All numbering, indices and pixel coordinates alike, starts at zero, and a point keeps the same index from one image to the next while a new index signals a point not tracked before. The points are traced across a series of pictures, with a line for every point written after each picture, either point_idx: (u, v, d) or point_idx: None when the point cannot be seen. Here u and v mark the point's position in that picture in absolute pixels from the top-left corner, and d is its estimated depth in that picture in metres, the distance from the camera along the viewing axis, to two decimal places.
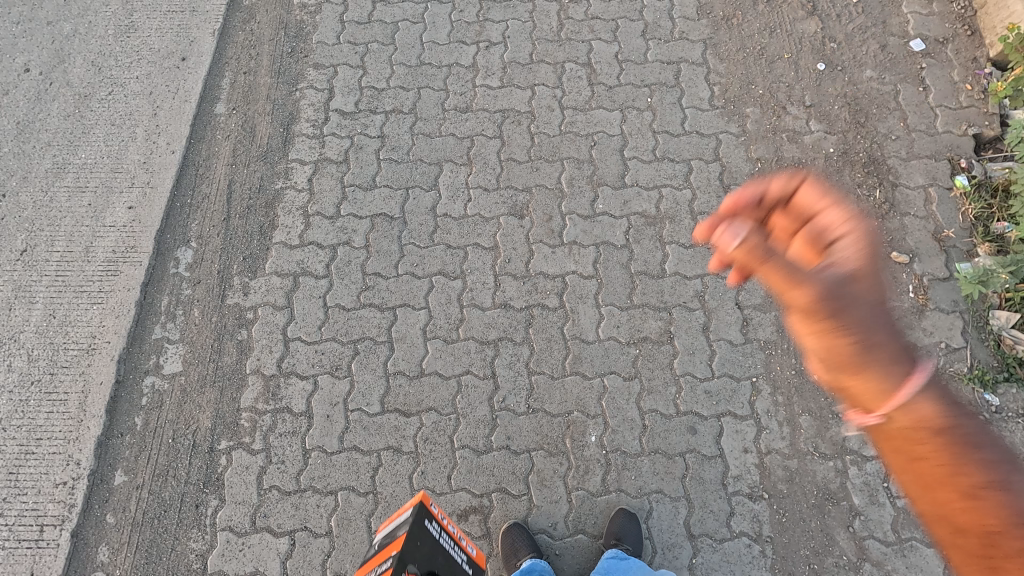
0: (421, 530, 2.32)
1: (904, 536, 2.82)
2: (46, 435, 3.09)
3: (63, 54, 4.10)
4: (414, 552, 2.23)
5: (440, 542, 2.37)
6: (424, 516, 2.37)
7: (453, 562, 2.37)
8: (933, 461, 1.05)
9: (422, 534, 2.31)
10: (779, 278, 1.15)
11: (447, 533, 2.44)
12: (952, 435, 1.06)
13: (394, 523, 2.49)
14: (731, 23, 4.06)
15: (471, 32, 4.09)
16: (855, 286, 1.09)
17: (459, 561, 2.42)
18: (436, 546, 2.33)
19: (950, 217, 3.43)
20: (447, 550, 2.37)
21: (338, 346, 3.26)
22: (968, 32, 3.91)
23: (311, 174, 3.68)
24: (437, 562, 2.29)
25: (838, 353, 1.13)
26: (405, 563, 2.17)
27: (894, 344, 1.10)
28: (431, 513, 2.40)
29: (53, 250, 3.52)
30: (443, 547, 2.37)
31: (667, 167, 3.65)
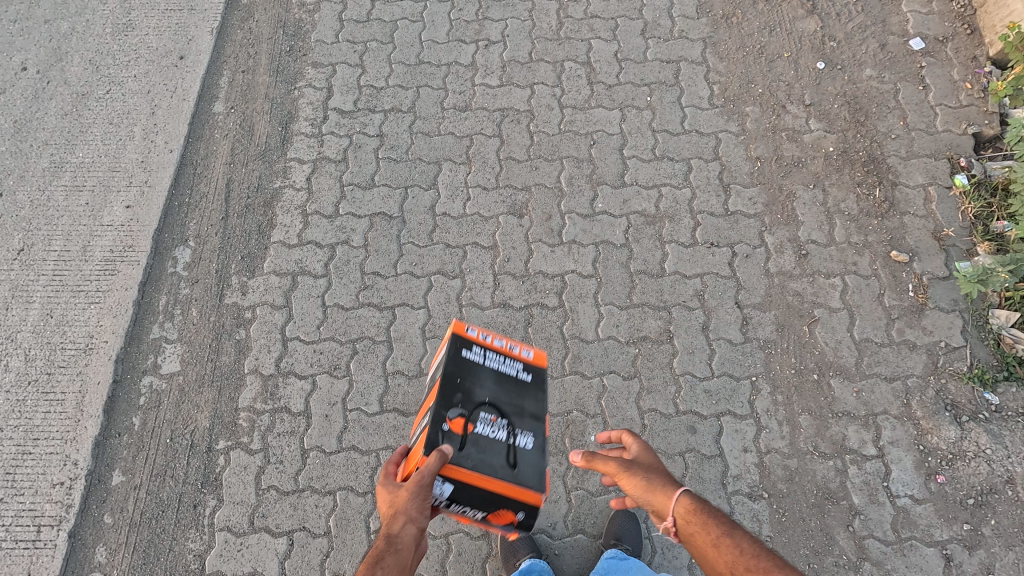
0: (458, 363, 2.12)
1: (904, 536, 2.82)
2: (43, 435, 3.08)
3: (60, 53, 4.09)
4: (453, 392, 2.08)
5: (486, 364, 2.16)
6: (460, 343, 2.16)
7: (504, 379, 2.16)
8: (705, 542, 1.91)
9: (457, 365, 2.12)
10: (615, 468, 2.10)
11: (495, 350, 2.20)
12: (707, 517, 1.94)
13: (439, 360, 2.31)
14: (731, 22, 4.05)
15: (470, 31, 4.08)
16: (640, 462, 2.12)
17: (518, 373, 2.20)
18: (481, 369, 2.15)
19: (949, 216, 3.43)
20: (499, 370, 2.17)
21: (337, 345, 3.25)
22: (968, 31, 3.90)
23: (310, 172, 3.67)
24: (485, 391, 2.12)
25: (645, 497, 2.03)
26: (447, 407, 2.06)
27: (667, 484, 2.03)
28: (467, 341, 2.17)
29: (50, 250, 3.50)
30: (492, 370, 2.16)
31: (667, 166, 3.64)
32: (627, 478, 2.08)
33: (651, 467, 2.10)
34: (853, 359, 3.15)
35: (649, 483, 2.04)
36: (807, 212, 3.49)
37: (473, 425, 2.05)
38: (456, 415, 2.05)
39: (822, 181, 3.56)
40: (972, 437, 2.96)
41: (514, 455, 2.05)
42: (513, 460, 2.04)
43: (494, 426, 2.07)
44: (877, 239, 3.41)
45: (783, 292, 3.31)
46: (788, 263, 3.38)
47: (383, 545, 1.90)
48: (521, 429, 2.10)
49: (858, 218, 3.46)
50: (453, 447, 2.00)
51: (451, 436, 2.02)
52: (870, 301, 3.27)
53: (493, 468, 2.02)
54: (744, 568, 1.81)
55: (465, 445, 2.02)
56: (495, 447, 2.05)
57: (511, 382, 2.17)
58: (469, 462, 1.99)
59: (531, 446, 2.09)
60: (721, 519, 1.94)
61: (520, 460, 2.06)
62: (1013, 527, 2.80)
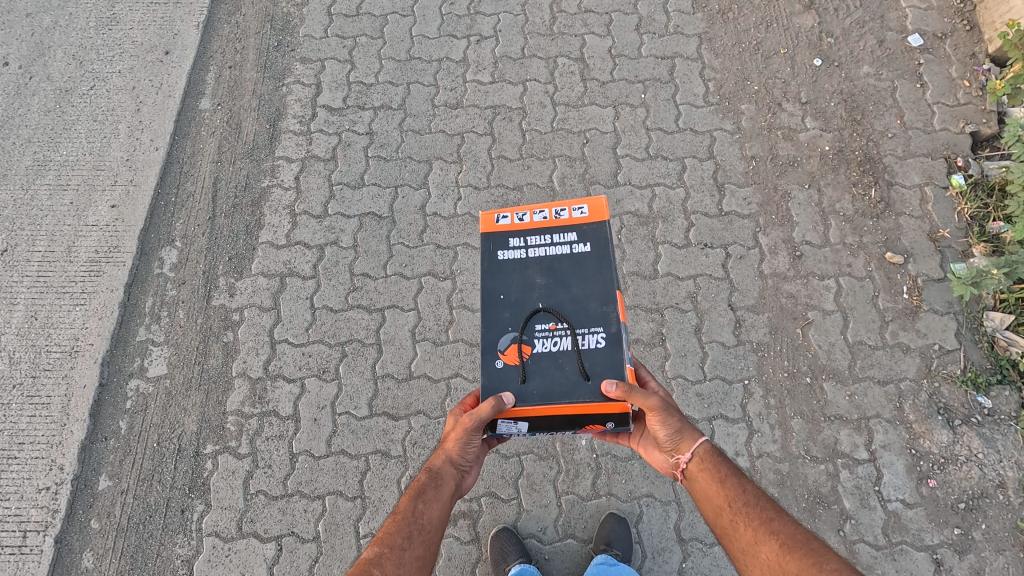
0: (499, 262, 2.06)
1: (895, 540, 2.81)
2: (28, 439, 3.05)
3: (43, 48, 4.00)
4: (501, 308, 2.01)
5: (533, 251, 2.06)
6: (498, 241, 2.08)
7: (554, 262, 2.04)
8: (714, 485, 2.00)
9: (498, 280, 2.03)
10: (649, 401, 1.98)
11: (539, 233, 2.08)
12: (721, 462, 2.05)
13: None
14: (728, 17, 3.97)
15: (462, 26, 4.00)
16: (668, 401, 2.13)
17: (572, 251, 2.05)
18: (527, 264, 2.05)
19: (945, 216, 3.39)
20: (551, 259, 2.05)
21: (326, 348, 3.21)
22: (967, 27, 3.83)
23: (298, 171, 3.61)
24: (537, 299, 2.02)
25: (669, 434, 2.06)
26: (501, 337, 1.98)
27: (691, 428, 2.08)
28: (508, 234, 2.08)
29: (34, 250, 3.44)
30: (540, 260, 2.06)
31: (661, 165, 3.59)
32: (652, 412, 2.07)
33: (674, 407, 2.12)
34: (847, 361, 3.13)
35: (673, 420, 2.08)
36: (802, 212, 3.45)
37: (531, 346, 1.96)
38: (511, 340, 1.97)
39: (817, 181, 3.51)
40: (965, 441, 2.94)
41: (584, 363, 1.92)
42: (584, 367, 1.92)
43: (553, 335, 1.96)
44: (872, 240, 3.37)
45: (777, 294, 3.28)
46: (782, 264, 3.34)
47: (426, 479, 2.02)
48: (586, 330, 1.96)
49: (854, 219, 3.42)
50: (517, 380, 1.92)
51: (510, 369, 1.94)
52: (864, 303, 3.24)
53: (565, 385, 1.91)
54: (744, 503, 1.95)
55: (528, 374, 1.93)
56: (563, 360, 1.94)
57: (569, 266, 2.04)
58: (538, 388, 1.91)
59: (602, 342, 1.94)
60: (732, 467, 2.05)
61: (591, 365, 1.92)
62: (1004, 531, 2.80)
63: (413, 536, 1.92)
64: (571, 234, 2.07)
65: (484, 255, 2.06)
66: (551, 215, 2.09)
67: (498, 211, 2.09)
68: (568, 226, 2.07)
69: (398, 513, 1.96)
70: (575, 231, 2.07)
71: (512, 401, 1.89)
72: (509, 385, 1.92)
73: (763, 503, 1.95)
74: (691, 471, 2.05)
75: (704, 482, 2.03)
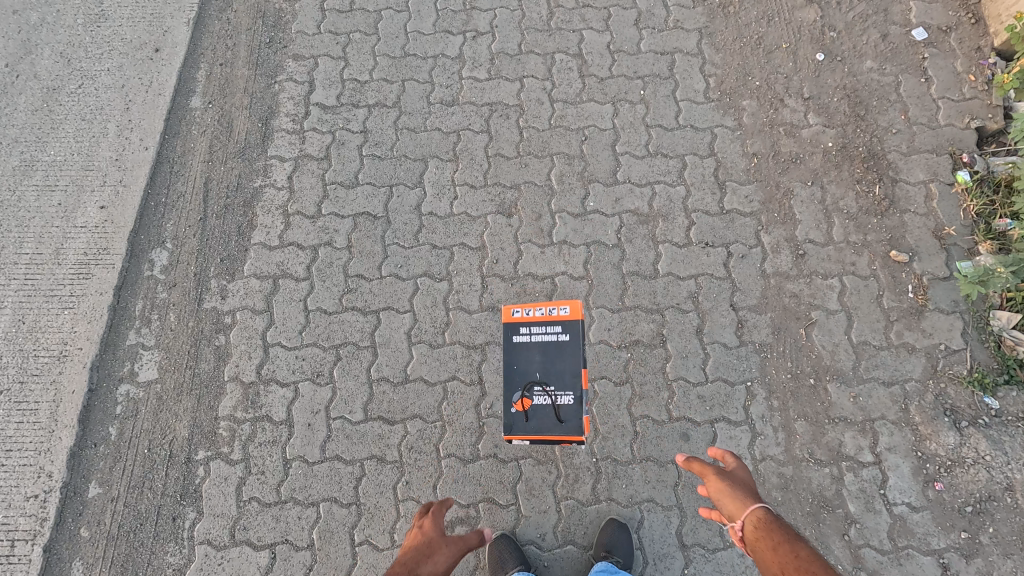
0: (509, 339, 2.60)
1: (901, 545, 2.76)
2: (16, 446, 2.98)
3: (30, 45, 3.91)
4: (512, 370, 2.59)
5: (534, 336, 2.59)
6: (513, 324, 2.63)
7: (548, 345, 2.57)
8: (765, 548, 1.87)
9: (512, 350, 2.59)
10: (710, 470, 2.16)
11: (536, 324, 2.59)
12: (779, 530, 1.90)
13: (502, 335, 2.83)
14: (729, 11, 3.89)
15: (457, 22, 3.92)
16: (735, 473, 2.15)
17: (555, 341, 2.57)
18: (530, 345, 2.59)
19: (951, 214, 3.33)
20: (542, 346, 2.57)
21: (320, 351, 3.15)
22: (972, 20, 3.76)
23: (291, 171, 3.54)
24: (536, 368, 2.57)
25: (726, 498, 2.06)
26: (507, 392, 2.58)
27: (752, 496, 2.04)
28: (513, 325, 2.61)
29: (22, 253, 3.37)
30: (539, 342, 2.59)
31: (661, 163, 3.52)
32: (716, 481, 2.12)
33: (744, 482, 2.12)
34: (851, 362, 3.07)
35: (733, 487, 2.08)
36: (805, 210, 3.38)
37: (531, 400, 2.54)
38: (521, 391, 2.56)
39: (820, 178, 3.45)
40: (972, 443, 2.89)
41: (560, 413, 2.52)
42: (560, 416, 2.53)
43: (548, 392, 2.54)
44: (876, 238, 3.31)
45: (780, 294, 3.21)
46: (785, 263, 3.28)
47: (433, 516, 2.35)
48: (562, 390, 2.53)
49: (857, 217, 3.36)
50: (520, 415, 2.53)
51: (516, 408, 2.54)
52: (868, 303, 3.18)
53: (547, 423, 2.53)
54: (796, 569, 1.76)
55: (528, 413, 2.53)
56: (548, 411, 2.54)
57: (551, 353, 2.56)
58: (533, 423, 2.53)
59: (573, 402, 2.52)
60: (788, 532, 1.90)
61: (567, 413, 2.52)
62: (1012, 534, 2.75)
63: (420, 561, 2.16)
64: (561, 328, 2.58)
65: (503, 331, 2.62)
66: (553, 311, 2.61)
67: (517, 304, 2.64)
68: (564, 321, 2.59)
69: (409, 545, 2.26)
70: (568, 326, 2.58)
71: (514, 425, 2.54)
72: (513, 417, 2.54)
73: (816, 570, 1.74)
74: (747, 538, 1.94)
75: (760, 550, 1.89)
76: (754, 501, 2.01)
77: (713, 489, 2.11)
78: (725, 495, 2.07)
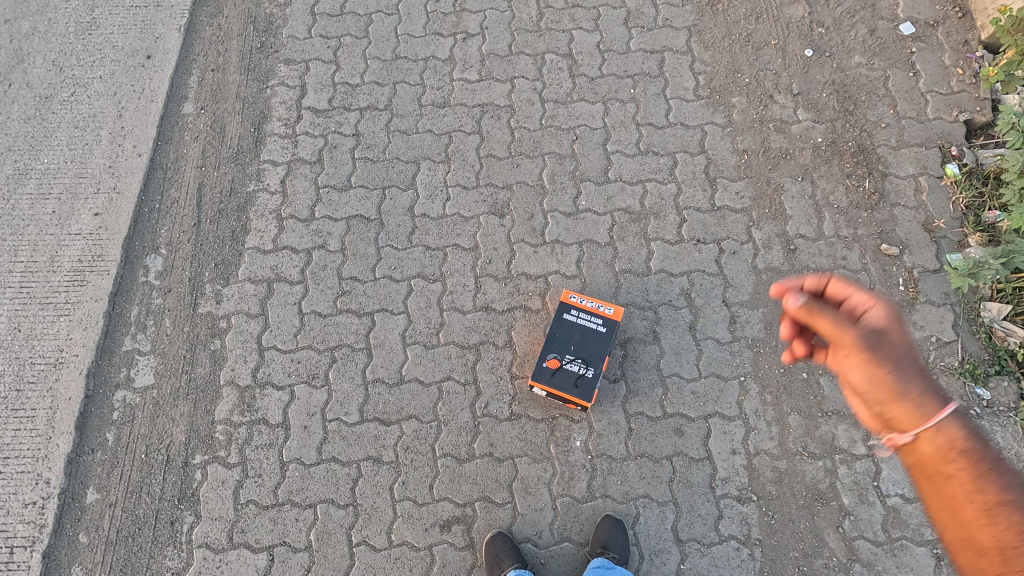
0: (557, 320, 3.00)
1: (894, 536, 2.79)
2: (14, 454, 2.99)
3: (22, 54, 3.93)
4: (552, 338, 2.97)
5: (576, 323, 2.98)
6: (565, 307, 3.02)
7: (587, 331, 2.96)
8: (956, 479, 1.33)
9: (556, 324, 2.98)
10: (849, 338, 1.49)
11: (585, 311, 3.00)
12: (971, 462, 1.33)
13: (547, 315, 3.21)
14: (717, 9, 3.91)
15: (448, 24, 3.94)
16: (884, 334, 1.46)
17: (595, 330, 2.97)
18: (573, 325, 2.98)
19: (941, 207, 3.35)
20: (583, 329, 2.97)
21: (315, 353, 3.16)
22: (959, 14, 3.78)
23: (284, 175, 3.55)
24: (572, 341, 2.95)
25: (879, 388, 1.44)
26: (544, 350, 2.96)
27: (924, 388, 1.41)
28: (566, 305, 3.02)
29: (16, 260, 3.38)
30: (582, 326, 2.98)
31: (652, 161, 3.54)
32: (852, 350, 1.48)
33: (910, 357, 1.44)
34: None
35: (897, 375, 1.43)
36: (796, 206, 3.40)
37: (561, 363, 2.91)
38: (554, 354, 2.93)
39: (810, 173, 3.47)
40: None
41: (580, 380, 2.89)
42: (579, 384, 2.88)
43: (576, 361, 2.92)
44: (867, 232, 3.33)
45: (772, 288, 3.23)
46: (776, 258, 3.30)
47: None
48: (587, 363, 2.91)
49: (847, 211, 3.38)
50: (547, 371, 2.91)
51: (545, 365, 2.92)
52: None
53: (566, 385, 2.89)
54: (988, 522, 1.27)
55: (553, 373, 2.91)
56: (571, 375, 2.91)
57: (588, 338, 2.95)
58: (555, 381, 2.90)
59: (593, 374, 2.89)
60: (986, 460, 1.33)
61: (584, 382, 2.89)
62: None
63: None
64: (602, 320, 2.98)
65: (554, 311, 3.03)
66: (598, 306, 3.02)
67: (573, 292, 3.06)
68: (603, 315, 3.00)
69: None
70: (606, 320, 2.98)
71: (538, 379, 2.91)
72: (540, 371, 2.92)
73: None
74: (909, 451, 1.40)
75: (929, 474, 1.37)
76: (937, 403, 1.38)
77: (845, 359, 1.50)
78: (874, 380, 1.45)
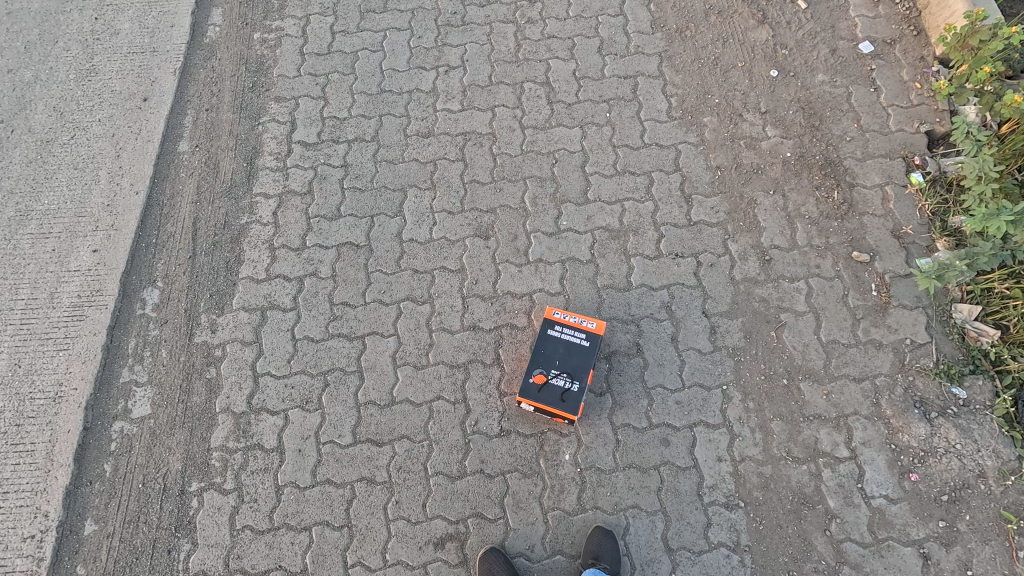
0: (542, 335, 3.09)
1: (881, 537, 2.84)
2: (13, 489, 3.04)
3: (24, 102, 4.10)
4: (538, 356, 3.05)
5: (561, 337, 3.07)
6: (549, 324, 3.11)
7: (571, 346, 3.05)
8: None
9: (542, 341, 3.07)
10: None
11: (568, 327, 3.09)
12: None
13: (534, 331, 3.30)
14: (685, 35, 4.12)
15: (430, 58, 4.13)
16: None
17: (579, 344, 3.05)
18: (557, 342, 3.06)
19: (908, 214, 3.49)
20: (567, 344, 3.06)
21: (309, 378, 3.24)
22: (914, 32, 3.99)
23: (276, 207, 3.69)
24: (556, 357, 3.04)
25: None
26: (530, 366, 3.04)
27: None
28: (550, 321, 3.11)
29: (17, 299, 3.49)
30: (565, 341, 3.07)
31: (629, 181, 3.68)
32: None
33: None
34: (822, 361, 3.18)
35: None
36: (769, 218, 3.54)
37: (547, 378, 2.99)
38: (540, 370, 3.02)
39: (781, 187, 3.61)
40: (943, 432, 2.98)
41: (566, 394, 2.96)
42: (565, 398, 2.96)
43: (560, 377, 3.00)
44: (838, 240, 3.45)
45: (749, 298, 3.34)
46: (752, 269, 3.41)
47: None
48: (571, 378, 2.99)
49: (818, 221, 3.51)
50: (534, 386, 2.99)
51: (532, 382, 3.00)
52: (835, 303, 3.31)
53: (553, 400, 2.97)
54: None
55: (540, 388, 2.99)
56: (557, 390, 2.98)
57: (572, 352, 3.04)
58: (542, 397, 2.98)
59: (577, 389, 2.96)
60: None
61: (569, 395, 2.96)
62: (988, 520, 2.82)
63: None
64: (584, 335, 3.07)
65: (539, 329, 3.12)
66: (580, 322, 3.11)
67: (556, 309, 3.15)
68: (585, 330, 3.08)
69: None
70: (589, 334, 3.06)
71: (526, 396, 2.99)
72: (528, 388, 2.99)
73: None
74: None
75: None
76: None
77: None
78: None
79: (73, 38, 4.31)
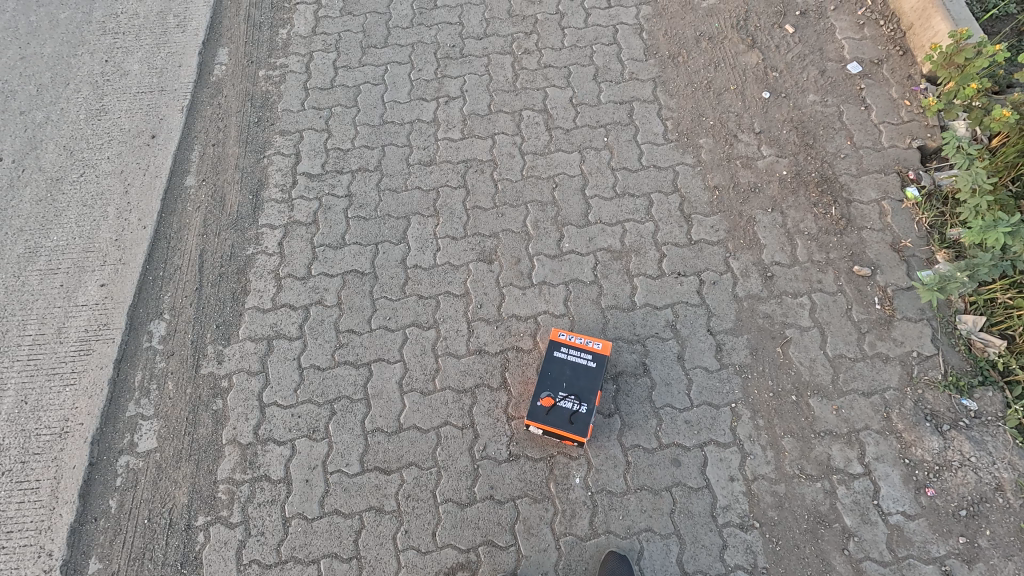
0: (547, 357, 3.09)
1: (901, 555, 2.78)
2: (16, 528, 3.00)
3: (35, 142, 4.21)
4: (545, 379, 3.04)
5: (567, 358, 3.08)
6: (554, 346, 3.11)
7: (577, 367, 3.05)
8: None
9: (548, 364, 3.07)
10: None
11: (574, 348, 3.10)
12: None
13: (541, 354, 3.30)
14: (678, 61, 4.24)
15: (431, 89, 4.25)
16: None
17: (585, 365, 3.06)
18: (563, 365, 3.06)
19: (906, 227, 3.52)
20: (573, 365, 3.06)
21: (315, 407, 3.23)
22: (900, 53, 4.10)
23: (281, 237, 3.74)
24: (563, 379, 3.03)
25: None
26: (538, 390, 3.03)
27: None
28: (556, 343, 3.12)
29: (24, 335, 3.51)
30: (571, 363, 3.07)
31: (629, 203, 3.74)
32: None
33: None
34: (830, 376, 3.17)
35: None
36: (770, 235, 3.57)
37: (554, 401, 2.98)
38: (547, 393, 3.00)
39: (779, 204, 3.66)
40: (956, 445, 2.95)
41: (574, 417, 2.95)
42: (573, 420, 2.94)
43: (567, 399, 2.99)
44: (839, 255, 3.48)
45: (754, 315, 3.35)
46: (754, 286, 3.43)
47: None
48: (578, 401, 2.98)
49: (818, 237, 3.55)
50: (541, 410, 2.97)
51: (540, 405, 2.99)
52: (839, 317, 3.32)
53: (561, 422, 2.95)
54: None
55: (547, 411, 2.97)
56: (564, 412, 2.96)
57: (579, 373, 3.04)
58: (550, 420, 2.96)
59: (585, 410, 2.95)
60: None
61: (577, 417, 2.95)
62: (1009, 535, 2.77)
63: None
64: (590, 356, 3.07)
65: (545, 353, 3.13)
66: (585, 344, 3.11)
67: (561, 331, 3.16)
68: (590, 351, 3.08)
69: None
70: (594, 355, 3.07)
71: (533, 421, 2.97)
72: (536, 412, 2.97)
73: None
74: None
75: None
76: None
77: None
78: None
79: (84, 80, 4.44)
